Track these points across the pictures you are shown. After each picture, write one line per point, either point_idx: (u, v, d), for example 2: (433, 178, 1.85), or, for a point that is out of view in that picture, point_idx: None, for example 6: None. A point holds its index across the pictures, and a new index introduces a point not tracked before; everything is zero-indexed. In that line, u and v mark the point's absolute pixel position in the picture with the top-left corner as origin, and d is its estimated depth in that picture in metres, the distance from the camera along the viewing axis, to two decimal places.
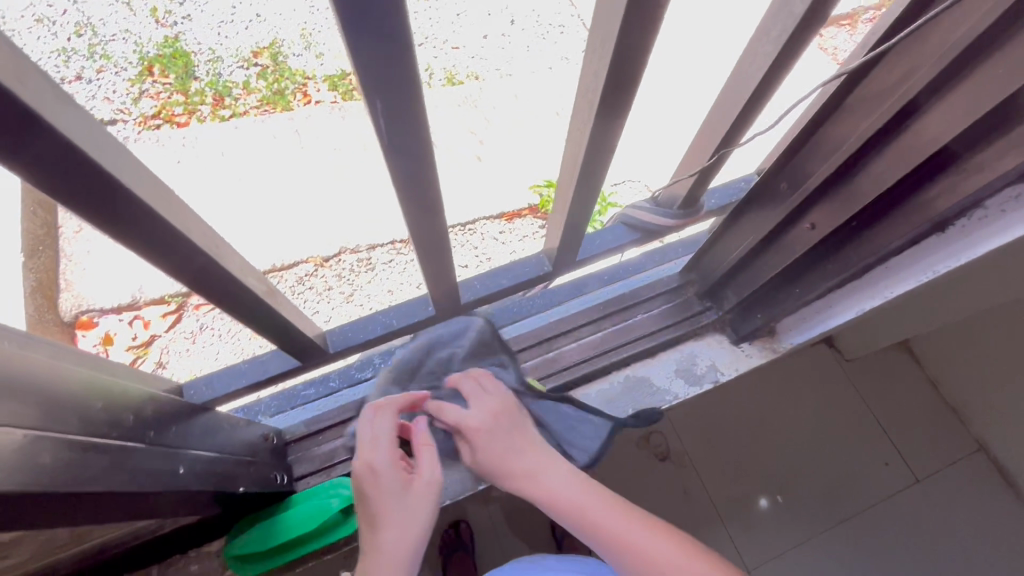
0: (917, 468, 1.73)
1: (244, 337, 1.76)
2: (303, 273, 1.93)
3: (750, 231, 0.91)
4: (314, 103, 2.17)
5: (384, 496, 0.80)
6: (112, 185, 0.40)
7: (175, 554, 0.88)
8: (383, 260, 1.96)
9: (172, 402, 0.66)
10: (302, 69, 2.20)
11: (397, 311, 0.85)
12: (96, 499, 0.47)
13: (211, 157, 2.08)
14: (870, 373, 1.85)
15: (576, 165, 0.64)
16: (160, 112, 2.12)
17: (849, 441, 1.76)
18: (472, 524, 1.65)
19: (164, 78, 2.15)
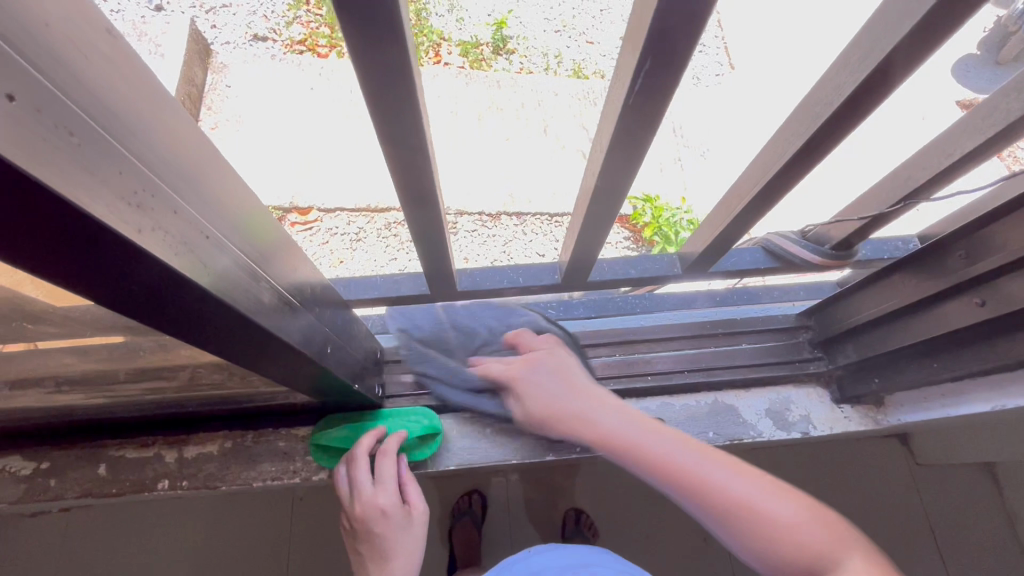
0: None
1: (326, 262, 1.90)
2: (392, 220, 2.00)
3: (899, 292, 0.86)
4: (443, 64, 2.28)
5: (391, 530, 0.87)
6: (391, 79, 0.44)
7: (269, 426, 0.97)
8: (468, 227, 2.02)
9: (325, 291, 0.73)
10: (441, 30, 2.31)
11: (525, 271, 0.88)
12: (280, 349, 0.54)
13: (343, 91, 2.21)
14: (936, 484, 1.72)
15: (764, 176, 0.64)
16: (306, 40, 2.28)
17: (889, 545, 1.65)
18: (487, 498, 1.70)
19: (318, 9, 2.31)
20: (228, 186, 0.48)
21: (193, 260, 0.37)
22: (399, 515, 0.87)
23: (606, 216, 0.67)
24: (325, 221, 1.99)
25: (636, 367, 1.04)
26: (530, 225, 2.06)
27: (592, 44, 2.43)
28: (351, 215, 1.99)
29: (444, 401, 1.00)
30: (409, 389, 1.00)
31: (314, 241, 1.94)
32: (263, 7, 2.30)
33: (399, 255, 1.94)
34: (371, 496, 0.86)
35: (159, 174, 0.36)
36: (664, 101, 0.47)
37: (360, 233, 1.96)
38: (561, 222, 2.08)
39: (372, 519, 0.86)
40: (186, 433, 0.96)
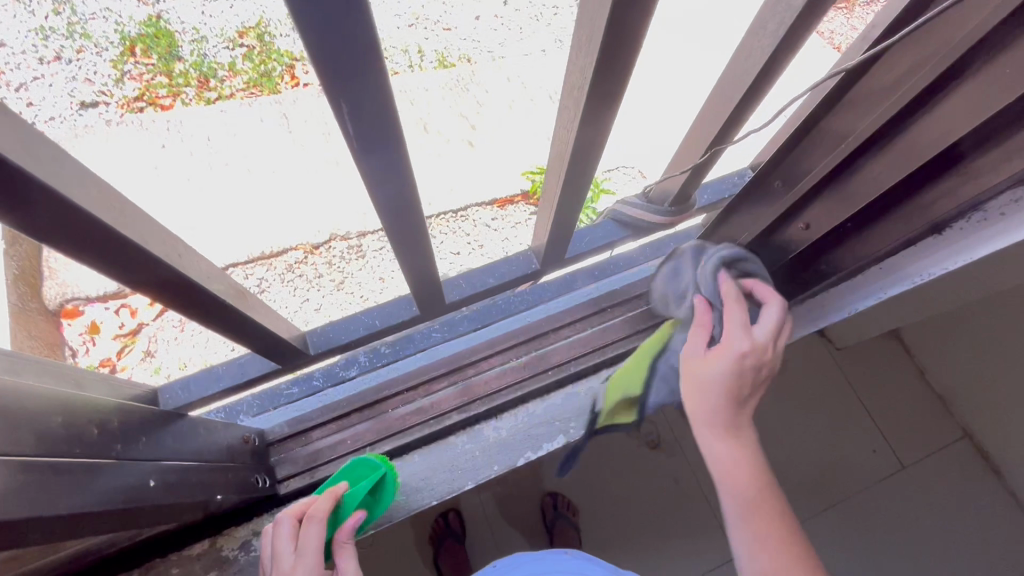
0: (904, 455, 1.75)
1: None
2: (293, 261, 1.89)
3: (744, 228, 0.88)
4: (303, 86, 2.12)
5: None
6: (53, 197, 0.37)
7: (155, 558, 0.86)
8: (374, 247, 1.92)
9: (140, 411, 0.63)
10: (290, 50, 2.14)
11: (380, 311, 0.82)
12: (59, 522, 0.45)
13: (199, 141, 2.01)
14: (861, 362, 1.86)
15: (564, 160, 0.61)
16: (144, 94, 2.05)
17: (843, 432, 1.77)
18: (462, 514, 1.64)
19: (147, 59, 2.08)
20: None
21: None
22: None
23: (421, 244, 0.63)
24: None
25: (533, 367, 1.01)
26: (435, 228, 1.99)
27: (450, 30, 2.33)
28: (246, 268, 1.87)
29: (345, 466, 0.93)
30: (304, 465, 0.93)
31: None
32: (83, 70, 2.06)
33: (309, 294, 1.84)
34: (288, 570, 0.72)
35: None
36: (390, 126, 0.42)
37: (263, 283, 1.85)
38: (465, 216, 2.02)
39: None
40: None
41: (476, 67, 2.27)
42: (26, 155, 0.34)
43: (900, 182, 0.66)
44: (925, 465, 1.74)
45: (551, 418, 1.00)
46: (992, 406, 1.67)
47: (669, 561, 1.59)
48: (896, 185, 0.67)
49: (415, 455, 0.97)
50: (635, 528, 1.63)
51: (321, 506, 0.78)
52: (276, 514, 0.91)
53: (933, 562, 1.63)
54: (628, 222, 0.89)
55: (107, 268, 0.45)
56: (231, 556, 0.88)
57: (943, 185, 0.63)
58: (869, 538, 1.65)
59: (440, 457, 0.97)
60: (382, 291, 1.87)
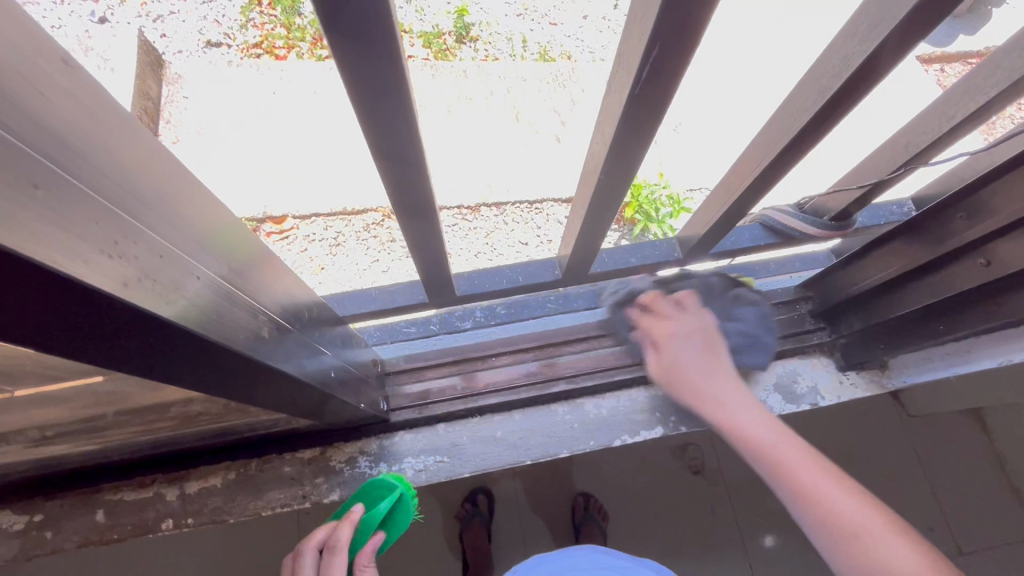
0: (962, 540, 1.64)
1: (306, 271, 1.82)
2: (371, 221, 1.91)
3: (899, 258, 0.85)
4: (407, 58, 2.16)
5: None
6: (388, 85, 0.42)
7: (272, 453, 0.93)
8: (448, 222, 1.98)
9: (320, 310, 0.69)
10: (401, 22, 2.17)
11: (524, 269, 0.85)
12: (280, 379, 0.51)
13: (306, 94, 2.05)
14: (931, 434, 1.76)
15: (766, 155, 0.63)
16: (262, 42, 2.11)
17: (898, 504, 1.68)
18: (492, 493, 1.65)
19: (272, 9, 2.09)
20: (210, 209, 0.45)
21: (180, 305, 0.34)
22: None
23: (605, 208, 0.66)
24: (301, 228, 1.90)
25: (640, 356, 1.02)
26: (509, 214, 2.02)
27: (556, 25, 2.30)
28: (327, 220, 1.90)
29: (451, 409, 0.98)
30: (413, 401, 0.97)
31: (291, 249, 1.85)
32: (214, 12, 2.09)
33: (380, 257, 1.86)
34: None
35: (165, 236, 0.36)
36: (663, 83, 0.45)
37: (339, 238, 1.88)
38: (539, 209, 2.04)
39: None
40: (185, 470, 0.92)
41: (576, 65, 2.26)
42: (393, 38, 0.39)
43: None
44: (987, 556, 1.63)
45: (652, 409, 1.00)
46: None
47: None
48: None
49: (516, 414, 1.00)
50: (669, 550, 1.59)
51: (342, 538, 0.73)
52: (381, 440, 0.96)
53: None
54: (776, 229, 0.89)
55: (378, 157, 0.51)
56: (338, 468, 0.94)
57: None
58: None
59: (540, 422, 0.99)
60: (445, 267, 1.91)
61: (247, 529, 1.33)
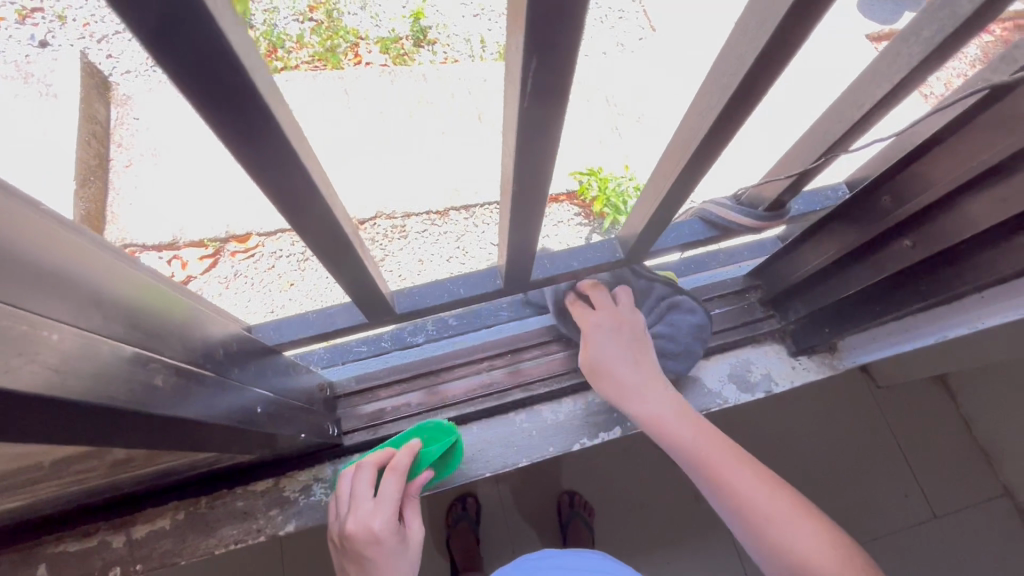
0: (935, 503, 1.69)
1: (275, 290, 1.75)
2: None
3: (836, 244, 0.86)
4: (365, 64, 2.16)
5: (384, 558, 0.74)
6: (272, 140, 0.40)
7: (222, 488, 0.90)
8: (418, 229, 1.95)
9: (252, 343, 0.67)
10: (357, 29, 2.17)
11: (465, 282, 0.84)
12: (196, 427, 0.49)
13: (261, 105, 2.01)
14: (901, 404, 1.79)
15: (686, 152, 0.62)
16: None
17: (874, 474, 1.71)
18: (479, 500, 1.63)
19: None
20: (110, 270, 0.43)
21: (38, 372, 0.31)
22: (394, 541, 0.75)
23: (531, 213, 0.65)
24: (267, 245, 1.83)
25: None
26: (479, 216, 1.98)
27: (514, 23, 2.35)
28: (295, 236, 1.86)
29: (407, 427, 0.97)
30: (368, 421, 0.96)
31: (259, 268, 1.78)
32: None
33: None
34: (367, 513, 0.76)
35: (43, 304, 0.34)
36: (553, 86, 0.44)
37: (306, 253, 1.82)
38: None
39: (361, 540, 0.74)
40: (131, 513, 0.88)
41: None
42: (268, 89, 0.37)
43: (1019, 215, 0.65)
44: (960, 517, 1.67)
45: (610, 409, 1.00)
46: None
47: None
48: (1016, 216, 0.65)
49: (474, 425, 1.00)
50: (653, 540, 1.60)
51: (402, 464, 0.82)
52: (337, 465, 0.94)
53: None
54: (715, 222, 0.89)
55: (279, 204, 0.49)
56: (293, 498, 0.91)
57: None
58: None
59: (497, 430, 1.00)
60: (419, 275, 1.85)
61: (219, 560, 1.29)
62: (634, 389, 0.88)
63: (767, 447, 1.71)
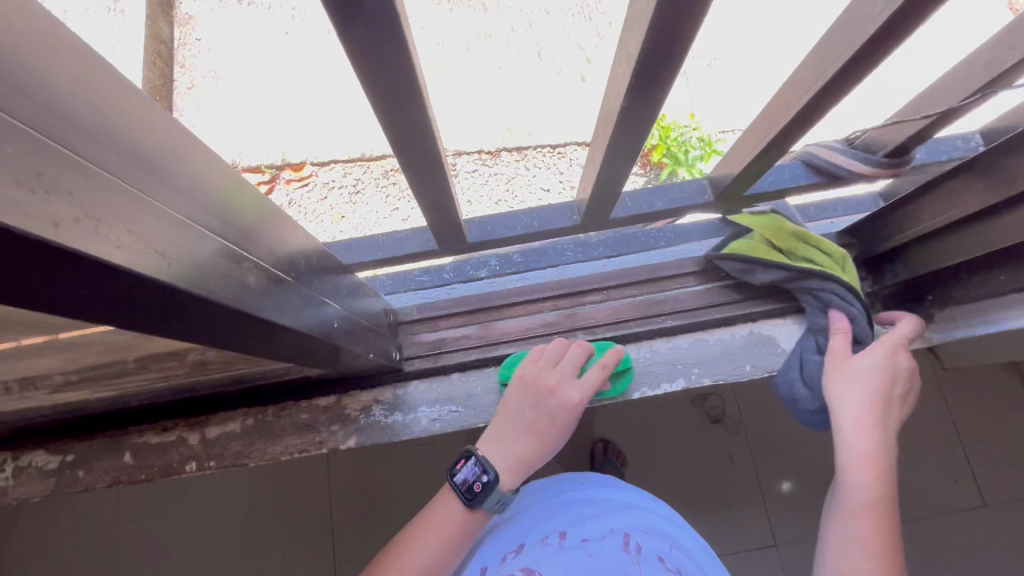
0: (986, 492, 1.52)
1: (328, 220, 1.69)
2: (390, 168, 1.73)
3: (955, 201, 0.77)
4: None
5: (562, 423, 0.77)
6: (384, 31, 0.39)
7: (288, 399, 0.94)
8: (467, 168, 1.82)
9: (324, 258, 0.67)
10: None
11: (539, 216, 0.81)
12: (279, 332, 0.48)
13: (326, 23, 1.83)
14: (963, 383, 1.61)
15: (835, 65, 0.53)
16: None
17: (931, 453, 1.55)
18: None
19: None
20: (206, 167, 0.42)
21: (146, 254, 0.30)
22: (574, 420, 0.78)
23: (632, 140, 0.59)
24: (322, 174, 1.73)
25: (664, 305, 0.97)
26: (531, 160, 1.83)
27: None
28: (346, 167, 1.72)
29: (466, 358, 0.94)
30: (429, 349, 0.95)
31: (311, 200, 1.71)
32: None
33: (400, 204, 1.71)
34: (565, 384, 0.77)
35: (158, 197, 0.34)
36: (693, 8, 0.40)
37: (358, 185, 1.72)
38: (563, 153, 1.85)
39: (556, 400, 0.76)
40: (206, 415, 0.93)
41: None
42: None
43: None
44: (1010, 508, 1.51)
45: (675, 359, 0.94)
46: None
47: (726, 529, 1.51)
48: None
49: None
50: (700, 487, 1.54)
51: (609, 366, 0.81)
52: (397, 389, 0.95)
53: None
54: (818, 166, 0.80)
55: (378, 109, 0.49)
56: (353, 416, 0.93)
57: None
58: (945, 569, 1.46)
59: None
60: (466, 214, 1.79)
61: (286, 467, 1.44)
62: (858, 400, 0.81)
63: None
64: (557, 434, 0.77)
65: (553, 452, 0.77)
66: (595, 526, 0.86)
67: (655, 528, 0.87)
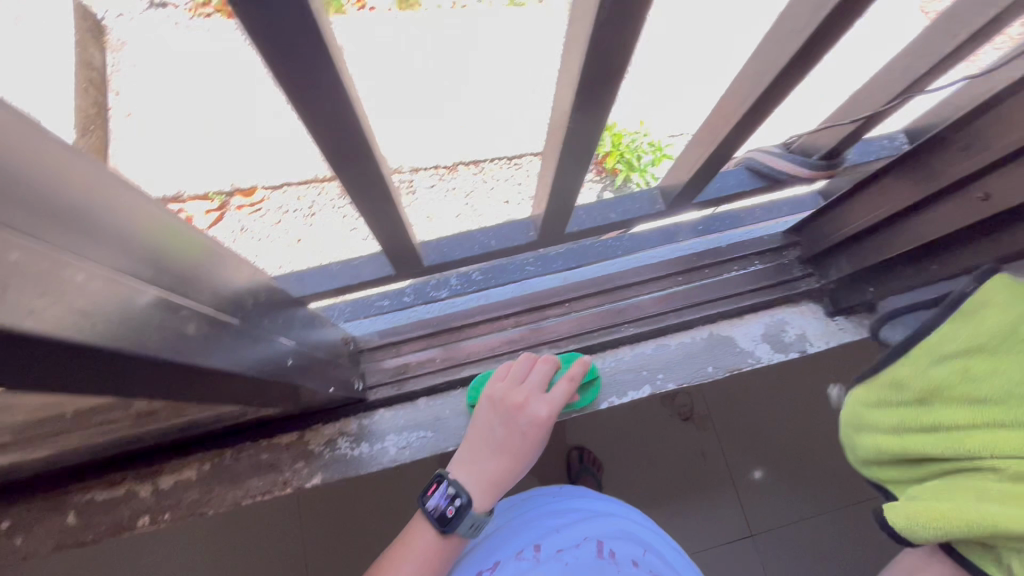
0: None
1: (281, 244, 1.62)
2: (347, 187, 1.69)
3: (889, 197, 0.80)
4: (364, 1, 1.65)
5: (530, 441, 0.75)
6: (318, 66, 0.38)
7: (247, 439, 0.89)
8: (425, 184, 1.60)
9: (272, 290, 0.65)
10: None
11: (496, 234, 0.80)
12: (219, 378, 0.46)
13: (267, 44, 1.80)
14: None
15: (770, 70, 0.54)
16: None
17: None
18: None
19: None
20: (134, 206, 0.39)
21: (56, 314, 0.28)
22: (542, 436, 0.77)
23: (578, 153, 0.59)
24: (273, 198, 1.66)
25: (626, 313, 0.98)
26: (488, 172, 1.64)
27: None
28: (298, 189, 1.66)
29: (431, 382, 0.93)
30: (393, 376, 0.93)
31: (265, 223, 1.64)
32: None
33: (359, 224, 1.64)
34: (534, 399, 0.76)
35: (74, 245, 0.31)
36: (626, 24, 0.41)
37: (313, 208, 1.65)
38: (519, 163, 1.65)
39: (524, 417, 0.75)
40: (158, 464, 0.88)
41: None
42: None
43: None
44: None
45: (639, 367, 0.96)
46: None
47: (699, 525, 1.53)
48: None
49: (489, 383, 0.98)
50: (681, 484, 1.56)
51: (576, 378, 0.81)
52: (362, 419, 0.92)
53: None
54: (761, 170, 0.83)
55: (319, 137, 0.47)
56: (318, 451, 0.90)
57: None
58: None
59: None
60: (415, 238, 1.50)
61: (253, 507, 1.37)
62: None
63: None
64: (526, 452, 0.76)
65: (523, 471, 0.76)
66: (568, 532, 0.85)
67: (626, 533, 0.88)
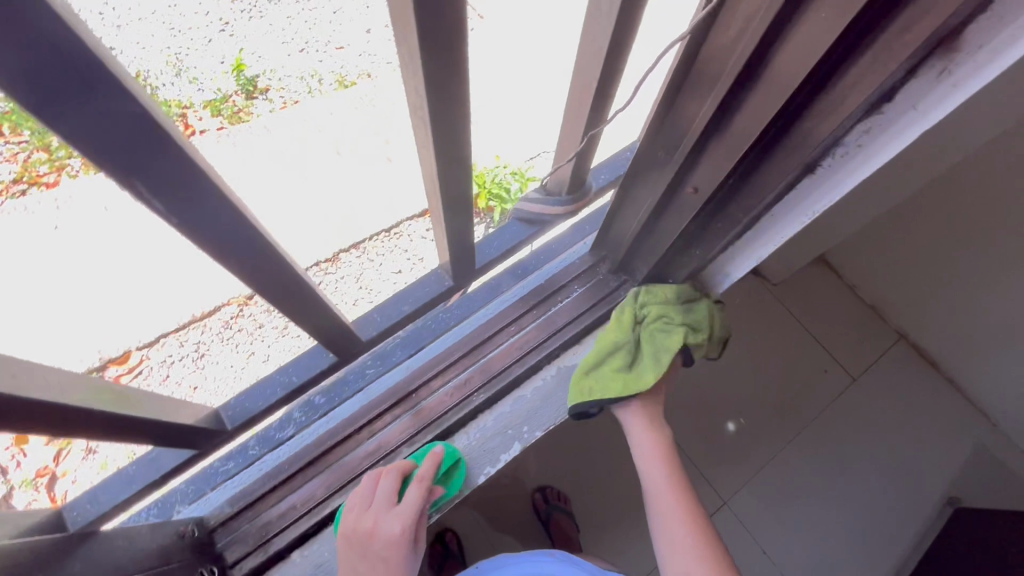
0: (853, 366, 1.58)
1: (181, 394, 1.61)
2: (228, 317, 1.69)
3: (644, 198, 0.85)
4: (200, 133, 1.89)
5: (397, 562, 0.73)
6: None
7: None
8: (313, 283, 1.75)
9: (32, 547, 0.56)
10: (177, 98, 1.88)
11: (296, 366, 0.81)
12: None
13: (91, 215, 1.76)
14: (795, 292, 1.65)
15: (434, 151, 0.56)
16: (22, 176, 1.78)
17: (797, 359, 1.58)
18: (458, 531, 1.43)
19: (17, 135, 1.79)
20: None
21: None
22: (409, 551, 0.75)
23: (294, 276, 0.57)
24: (153, 355, 1.66)
25: (476, 381, 1.00)
26: (371, 250, 1.81)
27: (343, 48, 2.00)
28: (179, 335, 1.67)
29: (302, 530, 0.88)
30: (256, 541, 0.87)
31: (152, 383, 1.63)
32: None
33: (255, 346, 1.65)
34: (388, 518, 0.74)
35: None
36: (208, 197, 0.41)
37: (201, 347, 1.67)
38: (399, 232, 1.83)
39: (381, 542, 0.73)
40: None
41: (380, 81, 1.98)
42: None
43: (746, 154, 0.68)
44: (876, 370, 1.58)
45: (503, 428, 0.99)
46: (918, 305, 1.48)
47: None
48: (753, 147, 0.66)
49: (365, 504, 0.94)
50: (632, 496, 1.48)
51: (428, 475, 0.81)
52: None
53: (914, 478, 1.50)
54: (522, 220, 0.89)
55: None
56: None
57: (804, 128, 0.61)
58: (857, 461, 1.51)
59: None
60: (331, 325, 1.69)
61: None
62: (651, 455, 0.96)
63: (698, 370, 1.56)
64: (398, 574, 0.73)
65: None
66: None
67: None
